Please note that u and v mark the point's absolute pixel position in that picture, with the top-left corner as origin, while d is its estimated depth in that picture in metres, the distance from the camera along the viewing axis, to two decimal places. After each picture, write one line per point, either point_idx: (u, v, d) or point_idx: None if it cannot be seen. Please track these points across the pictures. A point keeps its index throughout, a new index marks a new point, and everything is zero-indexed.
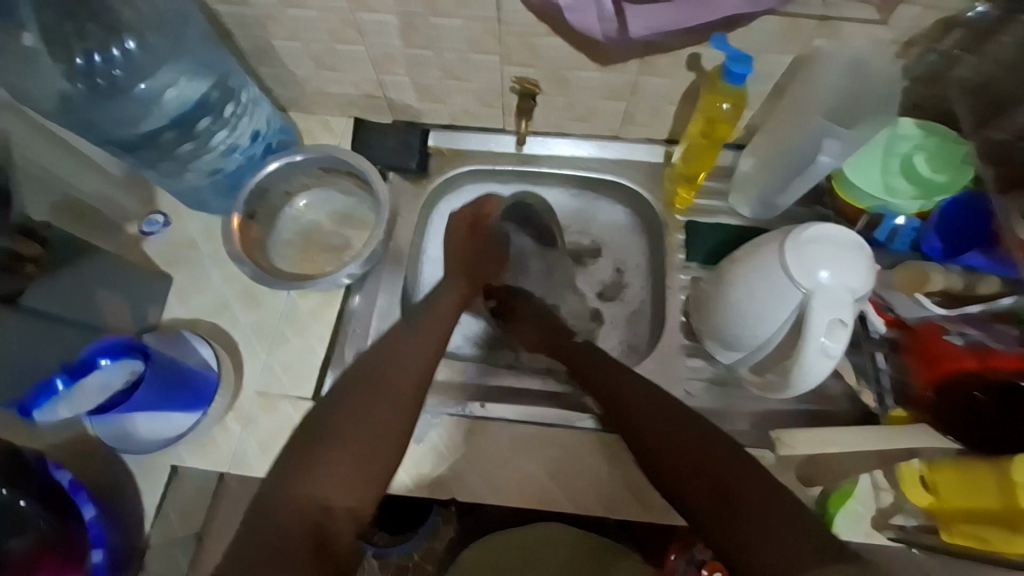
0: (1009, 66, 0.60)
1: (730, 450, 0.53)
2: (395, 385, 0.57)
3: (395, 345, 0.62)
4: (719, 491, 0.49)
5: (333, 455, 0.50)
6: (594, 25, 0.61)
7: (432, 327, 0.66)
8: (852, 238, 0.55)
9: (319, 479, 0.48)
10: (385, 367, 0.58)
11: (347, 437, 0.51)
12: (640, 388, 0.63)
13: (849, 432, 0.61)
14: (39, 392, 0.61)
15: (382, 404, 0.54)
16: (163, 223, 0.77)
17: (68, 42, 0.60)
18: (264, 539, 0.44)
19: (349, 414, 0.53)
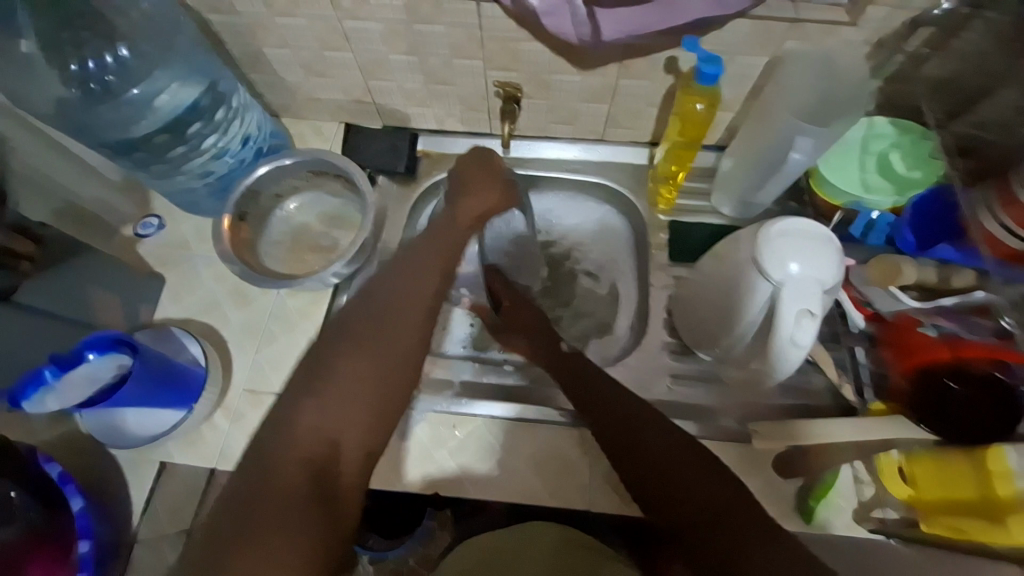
0: (973, 62, 0.62)
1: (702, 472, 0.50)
2: (399, 325, 0.57)
3: (399, 281, 0.61)
4: (714, 516, 0.47)
5: (334, 395, 0.50)
6: (569, 29, 0.63)
7: (435, 269, 0.63)
8: (820, 231, 0.56)
9: (322, 414, 0.48)
10: (384, 310, 0.58)
11: (351, 376, 0.52)
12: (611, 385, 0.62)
13: (829, 425, 0.61)
14: (27, 382, 0.60)
15: (383, 341, 0.55)
16: (157, 225, 0.79)
17: (64, 50, 0.63)
18: (270, 477, 0.43)
19: (354, 352, 0.54)
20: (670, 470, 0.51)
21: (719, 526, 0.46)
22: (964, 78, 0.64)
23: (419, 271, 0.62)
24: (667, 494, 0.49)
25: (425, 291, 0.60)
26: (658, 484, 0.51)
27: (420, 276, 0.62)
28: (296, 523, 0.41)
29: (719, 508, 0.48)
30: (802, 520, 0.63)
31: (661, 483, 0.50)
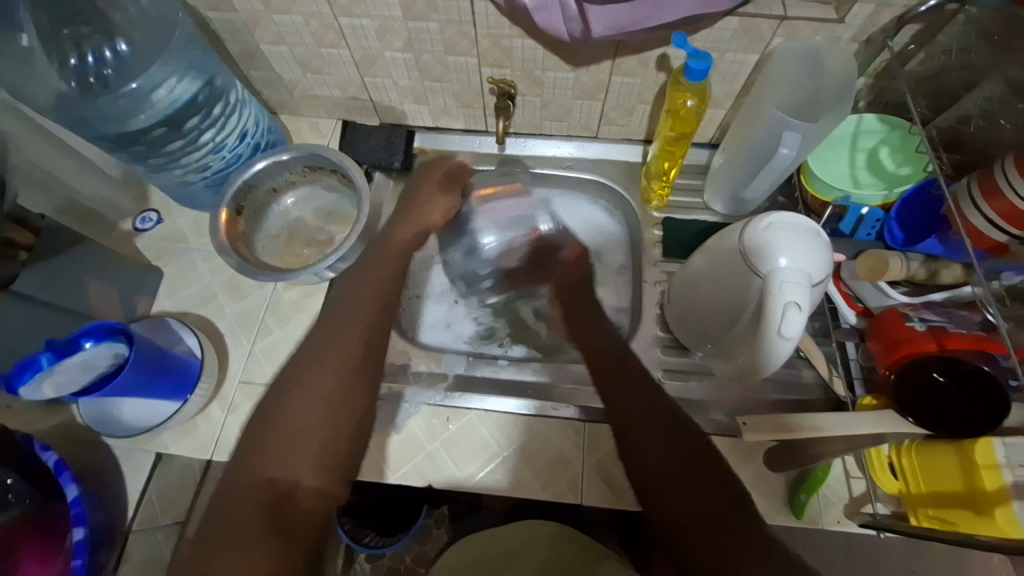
0: (956, 57, 0.63)
1: (686, 431, 0.60)
2: (340, 350, 0.58)
3: (341, 310, 0.63)
4: (704, 521, 0.53)
5: (287, 431, 0.53)
6: (560, 25, 0.63)
7: (370, 292, 0.64)
8: (807, 223, 0.57)
9: (277, 450, 0.52)
10: (331, 339, 0.60)
11: (300, 410, 0.54)
12: (631, 381, 0.66)
13: (824, 417, 0.60)
14: (23, 367, 0.58)
15: (325, 368, 0.57)
16: (156, 219, 0.81)
17: (63, 45, 0.64)
18: (231, 507, 0.48)
19: (298, 387, 0.56)
20: (670, 477, 0.56)
21: (710, 532, 0.52)
22: (949, 74, 0.65)
23: (365, 292, 0.65)
24: (664, 496, 0.56)
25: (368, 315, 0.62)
26: (659, 488, 0.56)
27: (367, 296, 0.64)
28: (255, 543, 0.46)
29: (712, 511, 0.53)
30: (791, 513, 0.64)
31: (658, 486, 0.56)
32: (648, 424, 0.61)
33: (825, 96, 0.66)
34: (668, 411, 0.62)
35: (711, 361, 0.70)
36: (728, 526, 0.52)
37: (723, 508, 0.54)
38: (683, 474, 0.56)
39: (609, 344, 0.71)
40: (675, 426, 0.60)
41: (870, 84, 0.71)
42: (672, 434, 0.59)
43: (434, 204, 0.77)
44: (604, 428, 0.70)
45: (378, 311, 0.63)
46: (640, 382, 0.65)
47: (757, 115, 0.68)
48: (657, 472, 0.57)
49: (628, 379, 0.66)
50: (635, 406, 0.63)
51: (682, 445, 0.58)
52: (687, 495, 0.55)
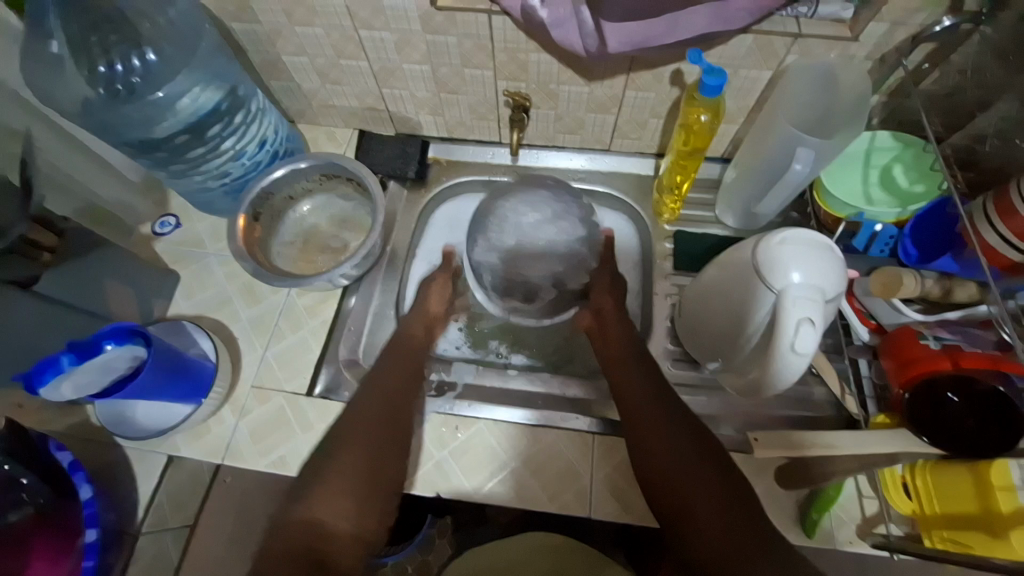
0: (970, 77, 0.63)
1: (698, 440, 0.61)
2: (379, 418, 0.63)
3: (377, 378, 0.68)
4: (714, 522, 0.53)
5: (328, 486, 0.57)
6: (576, 40, 0.65)
7: (402, 369, 0.70)
8: (820, 239, 0.56)
9: (318, 503, 0.55)
10: (369, 399, 0.65)
11: (340, 474, 0.58)
12: (653, 388, 0.67)
13: (838, 437, 0.60)
14: (43, 368, 0.57)
15: (368, 429, 0.62)
16: (175, 224, 0.83)
17: (92, 52, 0.66)
18: (268, 559, 0.50)
19: (339, 452, 0.60)
20: (683, 479, 0.58)
21: (722, 536, 0.52)
22: (962, 94, 0.65)
23: (400, 362, 0.70)
24: (675, 498, 0.57)
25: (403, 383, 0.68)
26: (673, 491, 0.57)
27: (403, 364, 0.70)
28: None
29: (726, 517, 0.54)
30: (803, 532, 0.63)
31: (670, 489, 0.58)
32: (666, 430, 0.62)
33: (837, 113, 0.67)
34: (686, 420, 0.64)
35: (721, 376, 0.70)
36: (738, 530, 0.52)
37: (732, 513, 0.54)
38: (692, 480, 0.57)
39: (624, 350, 0.72)
40: (694, 436, 0.62)
41: (884, 101, 0.72)
42: (689, 442, 0.61)
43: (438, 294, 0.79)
44: (612, 441, 0.70)
45: (411, 383, 0.69)
46: (659, 392, 0.67)
47: (769, 130, 0.69)
48: (672, 474, 0.58)
49: (645, 387, 0.68)
50: (649, 412, 0.65)
51: (697, 453, 0.60)
52: (698, 499, 0.56)
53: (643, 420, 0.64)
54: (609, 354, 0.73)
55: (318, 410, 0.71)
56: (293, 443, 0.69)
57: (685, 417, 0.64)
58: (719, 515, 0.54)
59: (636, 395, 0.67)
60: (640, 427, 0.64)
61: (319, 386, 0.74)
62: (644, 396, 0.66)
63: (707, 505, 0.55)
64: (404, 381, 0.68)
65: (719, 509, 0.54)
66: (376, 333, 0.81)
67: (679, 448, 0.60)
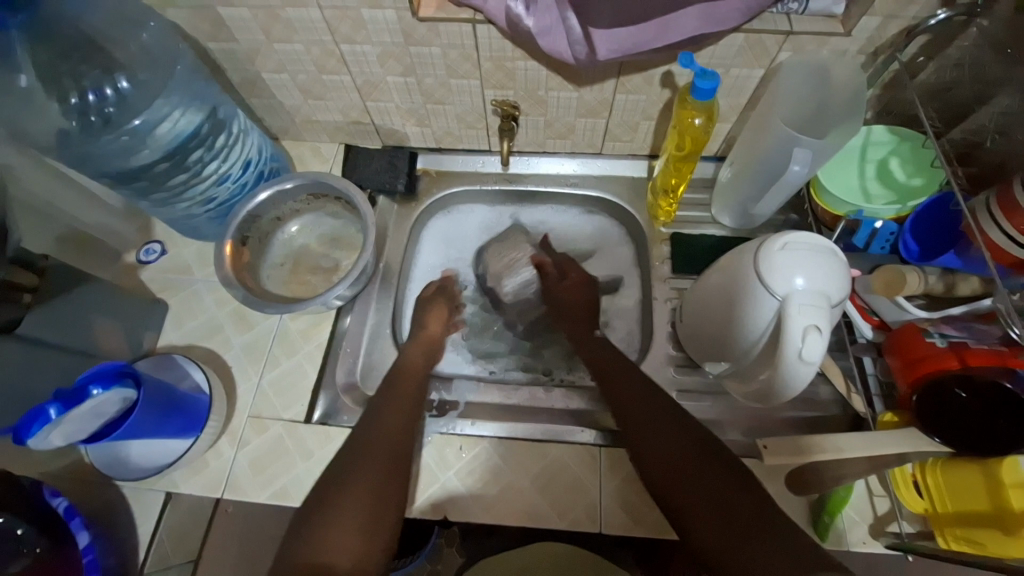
0: (966, 69, 0.63)
1: (695, 431, 0.59)
2: (384, 446, 0.60)
3: (378, 408, 0.64)
4: (753, 536, 0.47)
5: (331, 527, 0.50)
6: (564, 48, 0.63)
7: (402, 395, 0.67)
8: (823, 243, 0.55)
9: (318, 544, 0.49)
10: (372, 429, 0.61)
11: (346, 506, 0.53)
12: (651, 400, 0.64)
13: (831, 438, 0.59)
14: (30, 419, 0.53)
15: (372, 460, 0.58)
16: (160, 251, 0.81)
17: (62, 82, 0.62)
18: None
19: (343, 484, 0.55)
20: (709, 493, 0.52)
21: (721, 523, 0.49)
22: (958, 86, 0.65)
23: (405, 387, 0.68)
24: (703, 518, 0.51)
25: (406, 405, 0.66)
26: (696, 510, 0.52)
27: (412, 388, 0.68)
28: None
29: (722, 502, 0.51)
30: (816, 536, 0.62)
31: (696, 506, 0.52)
32: (659, 426, 0.61)
33: (831, 111, 0.66)
34: (695, 431, 0.59)
35: (726, 381, 0.69)
36: (780, 541, 0.46)
37: (733, 498, 0.51)
38: (688, 470, 0.55)
39: (622, 360, 0.72)
40: (694, 436, 0.59)
41: (879, 94, 0.71)
42: (701, 453, 0.56)
43: (434, 317, 0.80)
44: (619, 453, 0.68)
45: (413, 411, 0.66)
46: (653, 392, 0.65)
47: (763, 131, 0.67)
48: (697, 489, 0.53)
49: (638, 388, 0.66)
50: (643, 412, 0.63)
51: (715, 463, 0.55)
52: (730, 517, 0.49)
53: (645, 437, 0.61)
54: (601, 370, 0.71)
55: (318, 436, 0.69)
56: (293, 474, 0.67)
57: (693, 427, 0.60)
58: (717, 501, 0.51)
59: (635, 410, 0.64)
60: (631, 426, 0.63)
61: (318, 412, 0.72)
62: (643, 411, 0.63)
63: (742, 521, 0.49)
64: (414, 407, 0.66)
65: (753, 523, 0.48)
66: (374, 353, 0.80)
67: (696, 462, 0.56)
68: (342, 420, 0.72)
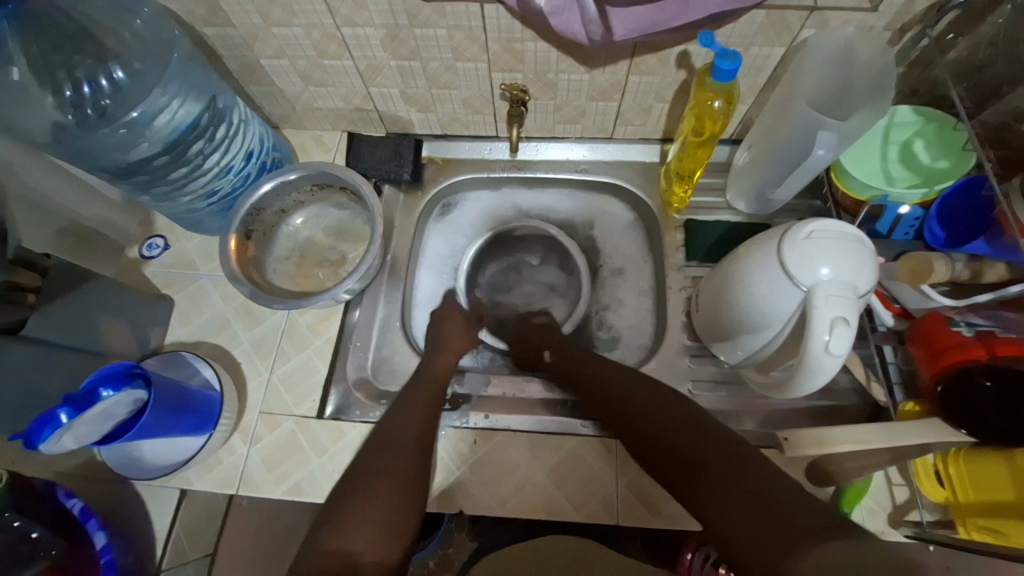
0: (1000, 47, 0.60)
1: (678, 402, 0.59)
2: (408, 447, 0.59)
3: (399, 408, 0.63)
4: (758, 509, 0.44)
5: (355, 520, 0.50)
6: (579, 28, 0.61)
7: (411, 394, 0.66)
8: (849, 232, 0.54)
9: (346, 535, 0.49)
10: (394, 426, 0.61)
11: (371, 505, 0.51)
12: (648, 392, 0.62)
13: (854, 428, 0.58)
14: (41, 423, 0.52)
15: (394, 455, 0.57)
16: (163, 245, 0.79)
17: (56, 74, 0.60)
18: None
19: (367, 482, 0.54)
20: (705, 461, 0.50)
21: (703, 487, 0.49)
22: (990, 65, 0.62)
23: (422, 383, 0.68)
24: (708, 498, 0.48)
25: (425, 398, 0.65)
26: (688, 482, 0.51)
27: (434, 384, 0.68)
28: None
29: (702, 463, 0.50)
30: None
31: (701, 487, 0.49)
32: (652, 403, 0.60)
33: (855, 91, 0.64)
34: (689, 415, 0.57)
35: (745, 373, 0.68)
36: (785, 511, 0.43)
37: (719, 457, 0.50)
38: (676, 438, 0.54)
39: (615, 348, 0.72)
40: (684, 409, 0.58)
41: (905, 74, 0.68)
42: (688, 422, 0.56)
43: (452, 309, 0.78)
44: None
45: (432, 411, 0.64)
46: (638, 376, 0.66)
47: (786, 114, 0.65)
48: (693, 464, 0.51)
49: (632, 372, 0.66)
50: (632, 389, 0.63)
51: (714, 442, 0.52)
52: (734, 492, 0.46)
53: (646, 422, 0.59)
54: (587, 369, 0.69)
55: (329, 432, 0.69)
56: (308, 468, 0.67)
57: (686, 411, 0.57)
58: (702, 462, 0.50)
59: (637, 401, 0.61)
60: (622, 407, 0.62)
61: (330, 407, 0.71)
62: (648, 394, 0.62)
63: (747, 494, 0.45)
64: (431, 401, 0.65)
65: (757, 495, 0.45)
66: (384, 346, 0.79)
67: (693, 443, 0.53)
68: (354, 415, 0.71)
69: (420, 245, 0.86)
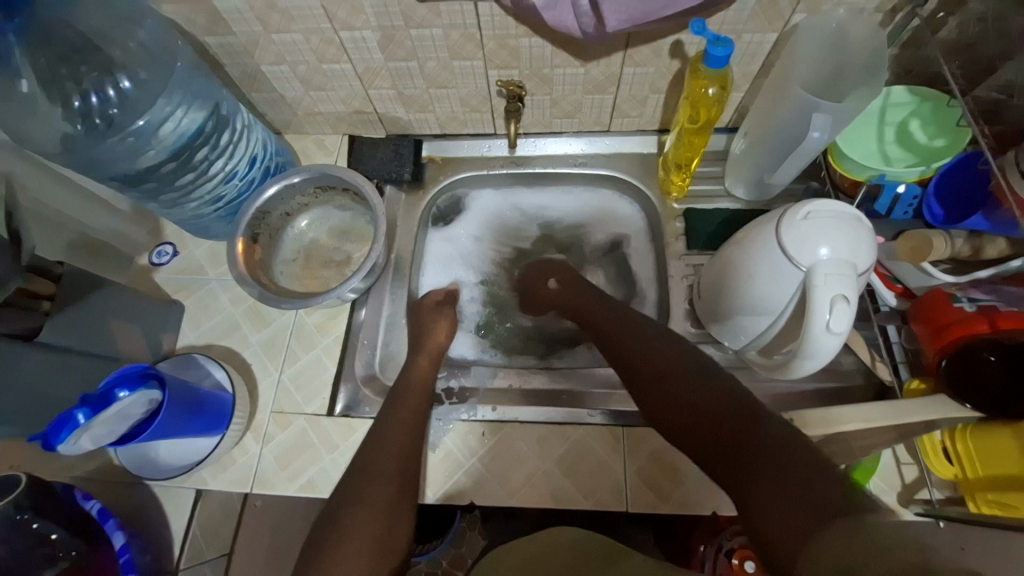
0: (990, 22, 0.61)
1: (704, 370, 0.58)
2: (388, 471, 0.58)
3: (381, 429, 0.62)
4: (785, 487, 0.42)
5: (339, 554, 0.50)
6: (572, 22, 0.62)
7: (418, 390, 0.67)
8: (849, 211, 0.54)
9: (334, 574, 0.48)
10: (373, 449, 0.60)
11: (352, 539, 0.51)
12: (661, 359, 0.62)
13: (863, 407, 0.57)
14: (59, 425, 0.53)
15: (378, 479, 0.57)
16: (172, 252, 0.81)
17: (64, 85, 0.62)
18: None
19: (352, 509, 0.54)
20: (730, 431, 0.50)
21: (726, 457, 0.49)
22: (983, 41, 0.62)
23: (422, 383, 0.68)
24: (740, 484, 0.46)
25: (407, 409, 0.64)
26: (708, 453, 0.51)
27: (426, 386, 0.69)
28: None
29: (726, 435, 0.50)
30: None
31: (736, 471, 0.47)
32: (675, 371, 0.60)
33: (848, 73, 0.64)
34: (738, 398, 0.53)
35: (751, 359, 0.67)
36: (810, 490, 0.40)
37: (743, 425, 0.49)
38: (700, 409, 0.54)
39: (613, 309, 0.73)
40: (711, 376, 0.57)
41: (898, 54, 0.69)
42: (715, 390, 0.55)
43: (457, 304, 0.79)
44: (641, 431, 0.68)
45: (419, 424, 0.64)
46: (664, 337, 0.65)
47: (781, 98, 0.65)
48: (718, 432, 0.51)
49: (651, 336, 0.65)
50: (651, 357, 0.63)
51: (759, 424, 0.49)
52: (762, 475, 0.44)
53: (658, 398, 0.59)
54: (604, 334, 0.69)
55: (339, 429, 0.70)
56: (319, 464, 0.68)
57: (719, 379, 0.56)
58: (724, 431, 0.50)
59: (666, 381, 0.59)
60: (640, 381, 0.62)
61: (340, 404, 0.72)
62: (664, 360, 0.61)
63: (775, 472, 0.43)
64: (418, 411, 0.65)
65: (786, 473, 0.43)
66: (391, 344, 0.79)
67: (734, 425, 0.50)
68: (364, 411, 0.72)
69: (422, 243, 0.87)
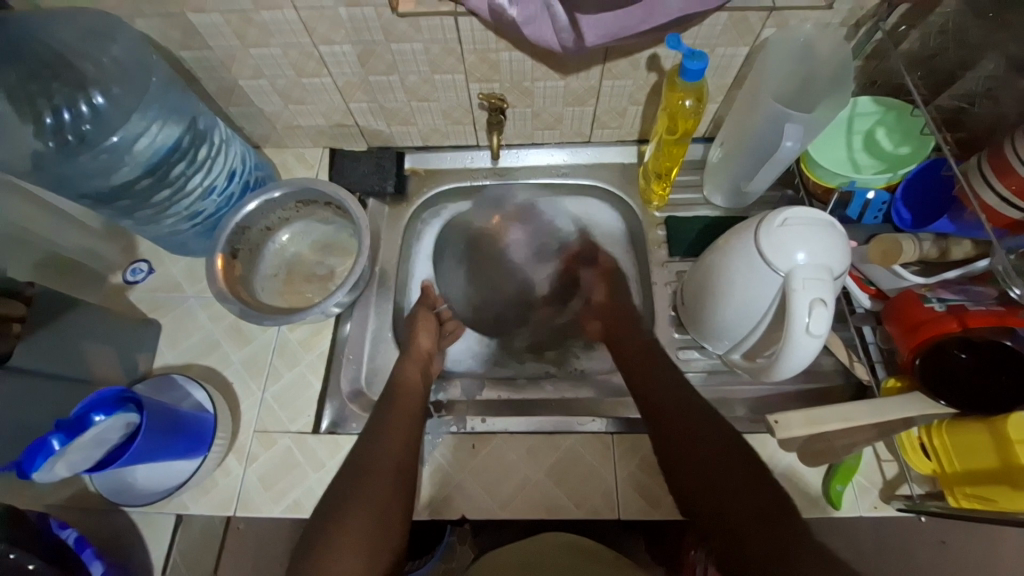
0: (949, 35, 0.64)
1: (704, 412, 0.64)
2: (385, 470, 0.58)
3: (380, 429, 0.62)
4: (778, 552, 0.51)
5: (336, 550, 0.51)
6: (551, 36, 0.63)
7: (407, 402, 0.66)
8: (823, 217, 0.56)
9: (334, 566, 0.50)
10: (373, 448, 0.60)
11: (346, 537, 0.52)
12: (669, 386, 0.67)
13: (842, 407, 0.59)
14: (33, 452, 0.51)
15: (378, 476, 0.58)
16: (147, 270, 0.79)
17: (35, 103, 0.61)
18: None
19: (349, 506, 0.55)
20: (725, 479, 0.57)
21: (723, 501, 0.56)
22: (942, 52, 0.66)
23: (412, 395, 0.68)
24: (736, 535, 0.53)
25: (410, 406, 0.65)
26: (702, 491, 0.58)
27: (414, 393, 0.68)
28: None
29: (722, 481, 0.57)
30: (829, 505, 0.63)
31: (728, 516, 0.55)
32: (681, 407, 0.65)
33: (817, 84, 0.67)
34: (731, 445, 0.60)
35: (734, 363, 0.68)
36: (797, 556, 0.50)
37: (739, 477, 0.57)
38: (703, 450, 0.60)
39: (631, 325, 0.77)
40: (711, 419, 0.63)
41: (863, 66, 0.72)
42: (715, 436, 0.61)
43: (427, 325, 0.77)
44: (632, 440, 0.68)
45: (417, 422, 0.64)
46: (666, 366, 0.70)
47: (754, 108, 0.67)
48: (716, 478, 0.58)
49: (655, 365, 0.70)
50: (660, 391, 0.67)
51: (766, 492, 0.56)
52: (774, 542, 0.52)
53: (666, 426, 0.64)
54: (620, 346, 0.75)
55: (325, 446, 0.69)
56: (304, 481, 0.67)
57: (716, 422, 0.63)
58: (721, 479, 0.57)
59: (680, 418, 0.64)
60: (648, 404, 0.67)
61: (325, 421, 0.71)
62: (667, 391, 0.67)
63: (776, 540, 0.52)
64: (420, 410, 0.65)
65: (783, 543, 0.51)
66: (376, 357, 0.78)
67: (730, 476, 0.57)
68: (350, 428, 0.70)
69: (407, 255, 0.86)
